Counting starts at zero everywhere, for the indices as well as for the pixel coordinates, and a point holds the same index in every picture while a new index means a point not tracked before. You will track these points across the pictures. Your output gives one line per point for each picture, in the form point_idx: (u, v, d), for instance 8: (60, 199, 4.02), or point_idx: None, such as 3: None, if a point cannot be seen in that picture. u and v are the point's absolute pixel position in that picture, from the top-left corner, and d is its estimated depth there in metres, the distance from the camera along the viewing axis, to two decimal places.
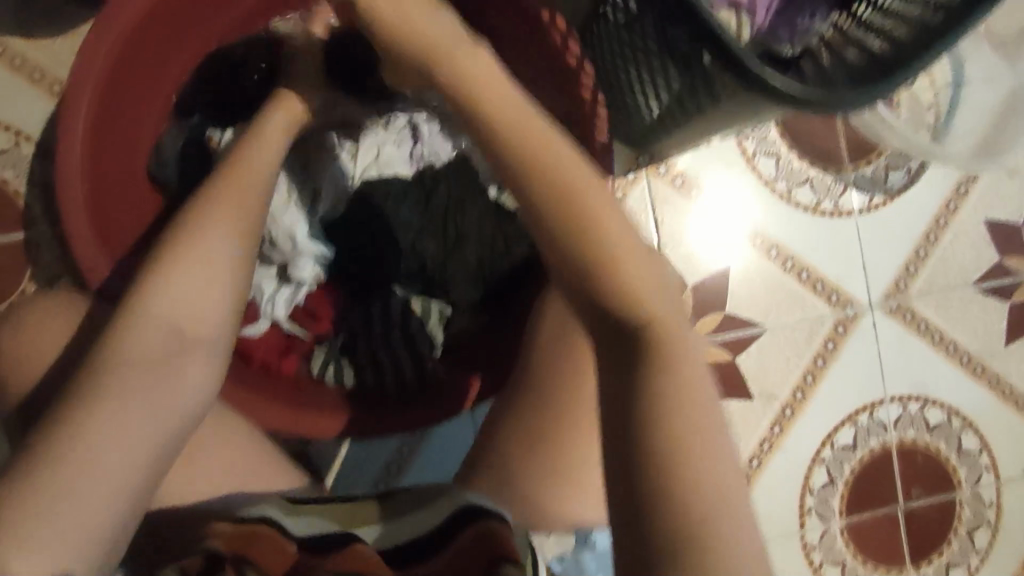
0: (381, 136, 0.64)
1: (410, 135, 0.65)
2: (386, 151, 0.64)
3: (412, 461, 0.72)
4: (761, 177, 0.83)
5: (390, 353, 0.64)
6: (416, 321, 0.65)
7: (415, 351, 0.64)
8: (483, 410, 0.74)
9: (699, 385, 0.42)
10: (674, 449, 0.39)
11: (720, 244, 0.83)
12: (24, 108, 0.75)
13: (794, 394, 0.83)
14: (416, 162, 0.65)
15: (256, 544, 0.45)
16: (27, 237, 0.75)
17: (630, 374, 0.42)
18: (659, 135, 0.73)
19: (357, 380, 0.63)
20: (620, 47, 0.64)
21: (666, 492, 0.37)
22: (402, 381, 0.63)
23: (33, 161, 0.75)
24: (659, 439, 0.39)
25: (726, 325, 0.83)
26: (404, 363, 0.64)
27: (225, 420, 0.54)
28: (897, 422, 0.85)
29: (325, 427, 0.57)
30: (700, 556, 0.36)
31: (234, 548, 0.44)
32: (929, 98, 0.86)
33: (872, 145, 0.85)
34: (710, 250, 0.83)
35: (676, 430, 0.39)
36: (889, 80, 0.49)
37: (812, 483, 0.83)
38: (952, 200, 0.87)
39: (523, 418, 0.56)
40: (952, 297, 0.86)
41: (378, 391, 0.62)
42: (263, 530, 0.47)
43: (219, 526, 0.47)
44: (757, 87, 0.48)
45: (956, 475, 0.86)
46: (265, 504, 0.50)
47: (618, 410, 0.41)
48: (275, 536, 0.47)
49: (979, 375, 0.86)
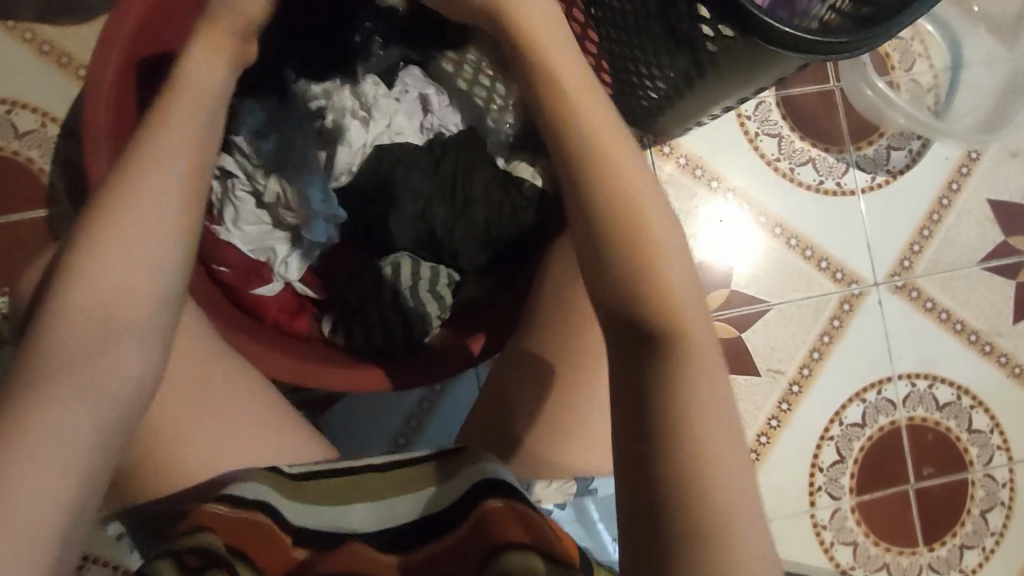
0: (394, 105, 0.67)
1: (421, 108, 0.68)
2: (400, 121, 0.66)
3: (415, 425, 0.78)
4: (764, 157, 0.85)
5: (397, 316, 0.65)
6: (424, 285, 0.65)
7: (419, 315, 0.65)
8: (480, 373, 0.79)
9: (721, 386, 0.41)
10: (703, 450, 0.39)
11: (730, 228, 0.85)
12: (50, 90, 0.78)
13: (801, 371, 0.84)
14: (426, 131, 0.68)
15: (251, 535, 0.46)
16: (50, 214, 0.77)
17: (655, 377, 0.41)
18: (664, 112, 0.74)
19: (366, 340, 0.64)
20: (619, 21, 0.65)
21: (699, 499, 0.38)
22: (408, 339, 0.64)
23: (57, 140, 0.77)
24: (688, 445, 0.39)
25: (733, 303, 0.84)
26: (408, 324, 0.65)
27: (241, 370, 0.56)
28: (905, 400, 0.85)
29: (332, 380, 0.59)
30: (688, 536, 0.38)
31: (230, 539, 0.45)
32: (928, 80, 0.88)
33: (873, 126, 0.87)
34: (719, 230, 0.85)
35: (703, 436, 0.40)
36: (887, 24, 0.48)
37: (821, 460, 0.83)
38: (955, 179, 0.87)
39: (532, 370, 0.58)
40: (958, 276, 0.87)
41: (386, 346, 0.64)
42: (261, 518, 0.47)
43: (212, 506, 0.46)
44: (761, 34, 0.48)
45: (968, 454, 0.85)
46: (263, 487, 0.49)
47: (643, 387, 0.41)
48: (268, 524, 0.47)
49: (987, 354, 0.86)
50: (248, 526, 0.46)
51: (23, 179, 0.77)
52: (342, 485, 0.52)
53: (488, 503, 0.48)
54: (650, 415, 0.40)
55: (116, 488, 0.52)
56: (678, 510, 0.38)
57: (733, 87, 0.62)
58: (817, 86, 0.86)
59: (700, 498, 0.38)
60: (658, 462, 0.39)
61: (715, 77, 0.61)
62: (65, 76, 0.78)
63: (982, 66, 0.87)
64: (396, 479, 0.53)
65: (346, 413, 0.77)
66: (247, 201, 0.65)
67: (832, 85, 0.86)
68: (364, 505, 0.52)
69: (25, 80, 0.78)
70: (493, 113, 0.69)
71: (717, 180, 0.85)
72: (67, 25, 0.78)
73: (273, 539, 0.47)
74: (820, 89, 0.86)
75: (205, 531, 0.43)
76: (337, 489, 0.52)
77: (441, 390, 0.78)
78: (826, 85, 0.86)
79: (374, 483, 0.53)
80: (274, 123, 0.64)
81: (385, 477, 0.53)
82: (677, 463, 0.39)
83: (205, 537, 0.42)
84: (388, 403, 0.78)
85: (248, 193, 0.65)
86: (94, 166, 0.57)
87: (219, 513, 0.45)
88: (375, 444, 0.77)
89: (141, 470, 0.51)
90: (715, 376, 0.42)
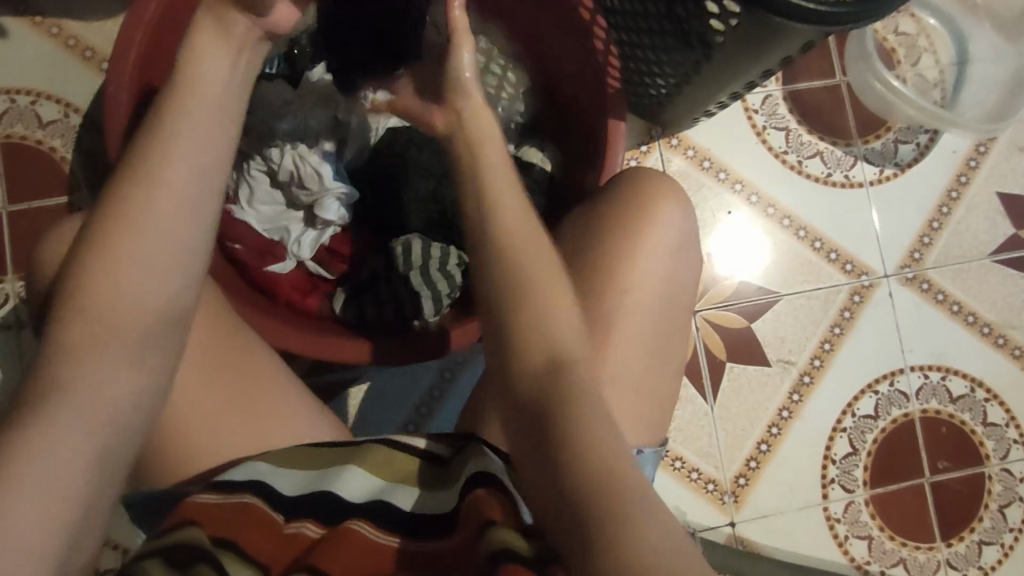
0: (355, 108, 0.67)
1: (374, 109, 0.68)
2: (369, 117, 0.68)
3: (428, 411, 0.78)
4: (772, 150, 0.86)
5: (404, 289, 0.64)
6: (433, 261, 0.65)
7: (427, 290, 0.64)
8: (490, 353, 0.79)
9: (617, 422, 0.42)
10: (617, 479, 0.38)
11: (739, 229, 0.85)
12: (73, 82, 0.80)
13: (812, 362, 0.84)
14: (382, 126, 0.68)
15: (239, 526, 0.46)
16: (70, 201, 0.78)
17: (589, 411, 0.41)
18: (674, 106, 0.75)
19: (376, 316, 0.64)
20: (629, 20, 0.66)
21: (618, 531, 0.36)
22: (416, 314, 0.63)
23: (79, 130, 0.79)
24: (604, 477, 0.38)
25: (742, 294, 0.84)
26: (414, 299, 0.64)
27: (254, 342, 0.56)
28: (918, 392, 0.84)
29: (343, 352, 0.59)
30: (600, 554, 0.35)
31: (217, 530, 0.45)
32: (935, 75, 0.89)
33: (880, 120, 0.87)
34: (727, 233, 0.85)
35: (621, 468, 0.39)
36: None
37: (834, 452, 0.82)
38: (964, 173, 0.88)
39: None
40: (970, 268, 0.86)
41: (395, 322, 0.64)
42: (251, 504, 0.47)
43: (202, 497, 0.47)
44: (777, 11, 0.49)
45: (984, 448, 0.84)
46: (257, 462, 0.50)
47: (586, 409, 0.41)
48: (264, 508, 0.48)
49: (1000, 346, 0.86)
50: (241, 512, 0.47)
51: (46, 167, 0.79)
52: (342, 456, 0.52)
53: (477, 489, 0.46)
54: (572, 449, 0.40)
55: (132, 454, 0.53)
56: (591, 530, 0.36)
57: (740, 78, 0.64)
58: (824, 80, 0.87)
59: (618, 523, 0.36)
60: (566, 488, 0.38)
61: (723, 70, 0.63)
62: (87, 68, 0.80)
63: (988, 61, 0.87)
64: (401, 464, 0.52)
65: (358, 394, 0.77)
66: (262, 182, 0.66)
67: (839, 80, 0.87)
68: (360, 469, 0.51)
69: (49, 71, 0.80)
70: (503, 100, 0.76)
71: (725, 171, 0.85)
72: (90, 18, 0.80)
73: (269, 526, 0.47)
74: (827, 84, 0.87)
75: (188, 526, 0.44)
76: (337, 461, 0.52)
77: (452, 378, 0.79)
78: (834, 79, 0.87)
79: (373, 458, 0.52)
80: (290, 109, 0.66)
81: (388, 455, 0.52)
82: (594, 485, 0.38)
83: (190, 533, 0.43)
84: (399, 390, 0.78)
85: (263, 173, 0.66)
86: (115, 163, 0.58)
87: (207, 506, 0.46)
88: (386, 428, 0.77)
89: (155, 435, 0.51)
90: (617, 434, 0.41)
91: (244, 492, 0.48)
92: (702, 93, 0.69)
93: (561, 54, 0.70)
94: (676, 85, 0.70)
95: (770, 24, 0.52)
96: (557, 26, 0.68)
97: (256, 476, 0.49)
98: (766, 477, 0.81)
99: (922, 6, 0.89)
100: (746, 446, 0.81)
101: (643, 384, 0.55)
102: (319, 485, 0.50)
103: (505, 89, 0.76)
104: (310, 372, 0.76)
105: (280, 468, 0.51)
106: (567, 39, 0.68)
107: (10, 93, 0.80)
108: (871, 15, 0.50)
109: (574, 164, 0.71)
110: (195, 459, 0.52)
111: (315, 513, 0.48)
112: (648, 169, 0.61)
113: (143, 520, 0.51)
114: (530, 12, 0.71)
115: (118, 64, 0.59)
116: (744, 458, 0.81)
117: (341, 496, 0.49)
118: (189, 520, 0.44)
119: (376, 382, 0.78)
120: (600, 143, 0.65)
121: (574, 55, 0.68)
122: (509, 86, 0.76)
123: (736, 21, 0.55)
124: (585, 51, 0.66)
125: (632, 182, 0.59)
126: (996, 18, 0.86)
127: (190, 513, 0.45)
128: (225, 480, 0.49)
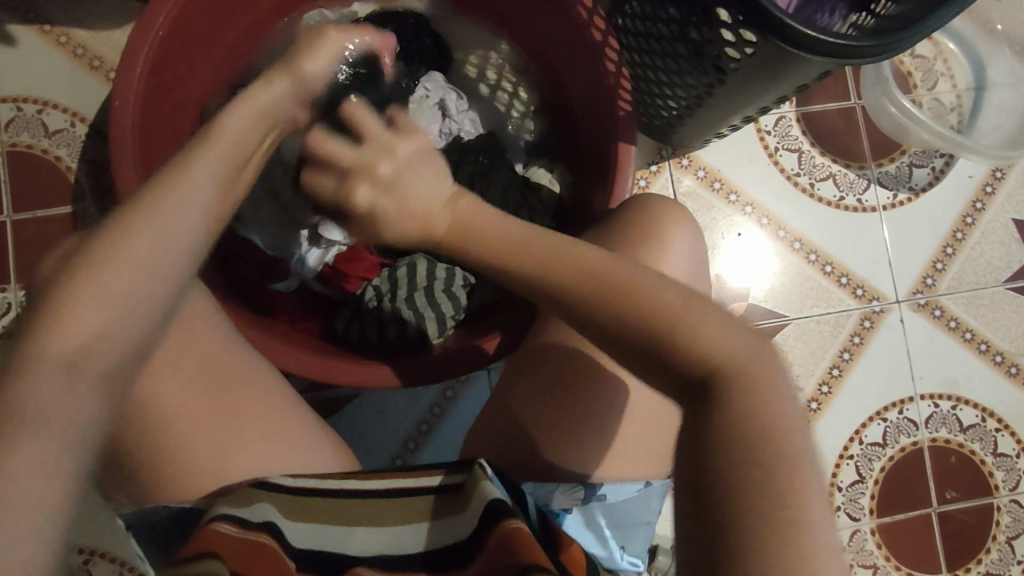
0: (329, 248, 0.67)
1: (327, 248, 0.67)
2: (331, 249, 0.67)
3: (431, 436, 0.77)
4: (784, 171, 0.84)
5: (394, 307, 0.65)
6: (421, 276, 0.66)
7: (414, 309, 0.65)
8: (498, 368, 0.78)
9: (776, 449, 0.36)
10: (757, 465, 0.36)
11: (750, 265, 0.83)
12: (80, 90, 0.79)
13: (820, 388, 0.83)
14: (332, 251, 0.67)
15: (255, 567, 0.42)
16: (74, 211, 0.78)
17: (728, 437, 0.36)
18: (687, 128, 0.74)
19: (360, 333, 0.66)
20: (643, 42, 0.65)
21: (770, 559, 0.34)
22: (403, 332, 0.65)
23: (86, 139, 0.79)
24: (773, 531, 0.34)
25: (750, 317, 0.83)
26: (398, 319, 0.65)
27: (257, 364, 0.56)
28: (928, 421, 0.83)
29: (337, 377, 0.59)
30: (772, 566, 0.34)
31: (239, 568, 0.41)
32: (951, 99, 0.88)
33: (896, 144, 0.86)
34: (742, 266, 0.83)
35: (777, 444, 0.36)
36: (925, 23, 0.49)
37: (840, 480, 0.81)
38: (980, 199, 0.86)
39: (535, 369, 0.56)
40: (984, 296, 0.85)
41: (381, 343, 0.65)
42: (268, 541, 0.45)
43: (217, 524, 0.43)
44: (797, 46, 0.48)
45: (993, 479, 0.83)
46: (265, 504, 0.47)
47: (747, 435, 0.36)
48: (277, 552, 0.45)
49: (1012, 375, 0.84)
50: (253, 549, 0.43)
51: (50, 176, 0.78)
52: (351, 508, 0.50)
53: (508, 522, 0.43)
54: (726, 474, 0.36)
55: (129, 478, 0.52)
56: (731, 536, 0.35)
57: (754, 103, 0.63)
58: (837, 103, 0.86)
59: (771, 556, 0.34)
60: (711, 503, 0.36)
61: (739, 95, 0.61)
62: (95, 77, 0.79)
63: (1007, 86, 0.85)
64: (411, 508, 0.51)
65: (357, 415, 0.77)
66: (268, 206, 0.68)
67: (854, 102, 0.86)
68: (369, 528, 0.49)
69: (56, 80, 0.79)
70: (513, 120, 0.77)
71: (736, 193, 0.84)
72: (98, 27, 0.80)
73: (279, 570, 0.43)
74: (841, 106, 0.86)
75: (211, 557, 0.39)
76: (343, 505, 0.50)
77: (454, 398, 0.78)
78: (848, 101, 0.86)
79: (381, 507, 0.50)
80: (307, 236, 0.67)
81: (395, 502, 0.51)
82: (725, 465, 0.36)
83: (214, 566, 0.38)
84: (400, 409, 0.77)
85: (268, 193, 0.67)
86: (122, 171, 0.57)
87: (225, 536, 0.42)
88: (386, 450, 0.77)
89: (157, 460, 0.51)
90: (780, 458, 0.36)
91: (262, 527, 0.45)
92: (713, 115, 0.68)
93: (575, 74, 0.69)
94: (688, 105, 0.69)
95: (786, 54, 0.51)
96: (569, 46, 0.67)
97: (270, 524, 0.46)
98: None
99: (941, 29, 0.88)
100: None
101: (651, 416, 0.54)
102: (328, 541, 0.48)
103: (515, 107, 0.77)
104: (309, 388, 0.76)
105: (290, 518, 0.48)
106: (579, 57, 0.67)
107: (18, 101, 0.79)
108: (890, 47, 0.49)
109: (582, 191, 0.69)
110: (185, 483, 0.51)
111: (314, 567, 0.46)
112: (661, 198, 0.59)
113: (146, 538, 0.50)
114: (541, 31, 0.70)
115: (127, 70, 0.58)
116: None
117: (350, 555, 0.48)
118: (210, 551, 0.40)
119: (377, 400, 0.77)
120: (610, 165, 0.63)
121: (587, 77, 0.67)
122: (520, 103, 0.76)
123: (753, 49, 0.53)
124: (597, 73, 0.65)
125: (643, 211, 0.58)
126: (1015, 43, 0.84)
127: (209, 544, 0.41)
128: (233, 514, 0.44)
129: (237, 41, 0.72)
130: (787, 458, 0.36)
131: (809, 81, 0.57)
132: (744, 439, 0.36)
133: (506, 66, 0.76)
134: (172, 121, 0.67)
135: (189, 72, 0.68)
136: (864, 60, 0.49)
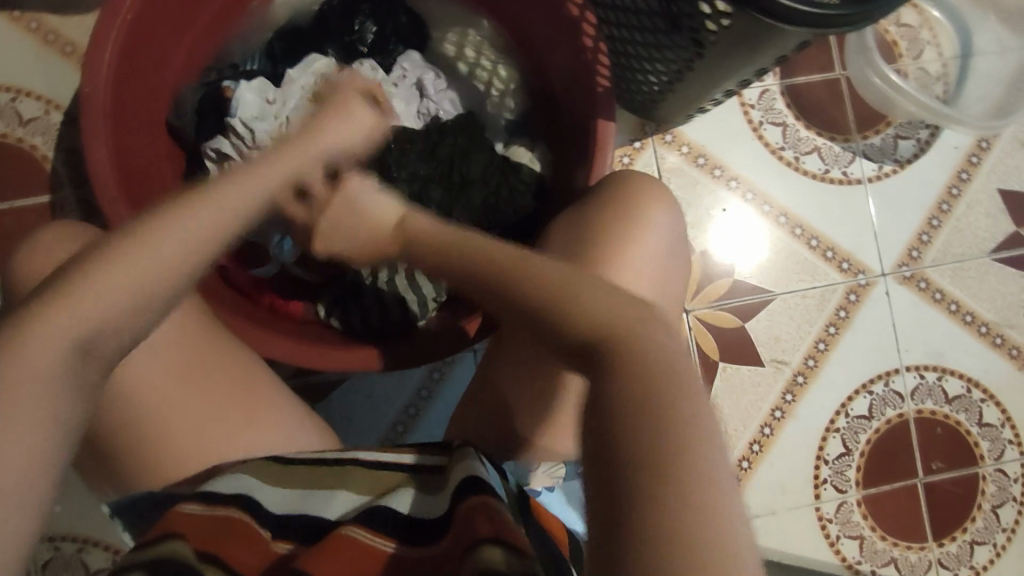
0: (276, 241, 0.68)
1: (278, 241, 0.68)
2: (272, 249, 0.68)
3: (420, 419, 0.77)
4: (769, 145, 0.84)
5: (377, 294, 0.66)
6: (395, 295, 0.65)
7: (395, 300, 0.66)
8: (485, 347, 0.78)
9: (661, 412, 0.35)
10: (644, 434, 0.34)
11: (737, 243, 0.83)
12: (52, 77, 0.78)
13: (806, 362, 0.83)
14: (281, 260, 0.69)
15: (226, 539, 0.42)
16: (53, 200, 0.77)
17: (613, 398, 0.36)
18: (667, 104, 0.73)
19: (344, 321, 0.66)
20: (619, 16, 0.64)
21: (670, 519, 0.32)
22: (384, 315, 0.65)
23: (61, 127, 0.78)
24: (666, 491, 0.32)
25: (735, 292, 0.82)
26: (378, 310, 0.65)
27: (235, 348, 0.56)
28: (914, 392, 0.83)
29: (322, 362, 0.59)
30: (666, 530, 0.32)
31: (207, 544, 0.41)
32: (937, 69, 0.86)
33: (881, 115, 0.85)
34: (727, 242, 0.83)
35: (665, 400, 0.35)
36: None
37: (827, 452, 0.82)
38: (965, 169, 0.86)
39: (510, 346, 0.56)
40: (969, 267, 0.85)
41: (364, 328, 0.66)
42: (237, 513, 0.44)
43: (186, 507, 0.44)
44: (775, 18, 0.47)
45: (978, 449, 0.84)
46: (237, 475, 0.48)
47: (629, 400, 0.35)
48: (249, 522, 0.44)
49: (998, 346, 0.85)
50: (224, 523, 0.43)
51: (27, 165, 0.78)
52: (331, 478, 0.49)
53: (482, 495, 0.42)
54: (625, 443, 0.34)
55: (108, 462, 0.52)
56: (622, 488, 0.33)
57: (734, 76, 0.62)
58: (823, 75, 0.85)
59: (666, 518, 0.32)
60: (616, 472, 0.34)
61: (716, 69, 0.61)
62: (68, 64, 0.78)
63: (994, 54, 0.85)
64: (391, 482, 0.49)
65: (344, 399, 0.77)
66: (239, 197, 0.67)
67: (838, 74, 0.85)
68: (348, 495, 0.48)
69: (27, 67, 0.78)
70: (493, 96, 0.75)
71: (720, 168, 0.83)
72: (69, 12, 0.78)
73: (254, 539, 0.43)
74: (826, 78, 0.85)
75: (173, 538, 0.40)
76: (323, 474, 0.49)
77: (441, 380, 0.78)
78: (832, 73, 0.85)
79: (360, 480, 0.49)
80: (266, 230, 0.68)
81: (376, 475, 0.49)
82: (617, 432, 0.35)
83: (177, 546, 0.39)
84: (387, 392, 0.77)
85: None
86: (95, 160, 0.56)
87: (191, 516, 0.43)
88: (376, 434, 0.77)
89: (136, 443, 0.51)
90: (671, 424, 0.35)
91: (230, 500, 0.45)
92: (692, 90, 0.67)
93: (554, 54, 0.69)
94: (670, 82, 0.68)
95: (763, 24, 0.50)
96: (548, 22, 0.67)
97: (240, 489, 0.46)
98: (758, 478, 0.81)
99: None
100: (739, 445, 0.81)
101: None
102: (307, 506, 0.47)
103: (495, 84, 0.75)
104: (295, 373, 0.76)
105: (266, 485, 0.48)
106: (557, 34, 0.67)
107: None
108: (868, 15, 0.48)
109: (564, 166, 0.69)
110: (171, 465, 0.51)
111: (289, 534, 0.45)
112: (640, 174, 0.59)
113: (130, 522, 0.50)
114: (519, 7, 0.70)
115: (96, 56, 0.57)
116: (736, 457, 0.81)
117: (326, 517, 0.46)
118: (173, 531, 0.41)
119: (364, 384, 0.77)
120: (589, 143, 0.62)
121: (566, 54, 0.67)
122: (499, 80, 0.75)
123: (729, 21, 0.52)
124: (576, 51, 0.65)
125: (625, 187, 0.58)
126: (1003, 10, 0.84)
127: (179, 523, 0.42)
128: (201, 495, 0.45)
129: (210, 23, 0.71)
130: (674, 410, 0.35)
131: (788, 53, 0.56)
132: (630, 401, 0.35)
133: (486, 43, 0.75)
134: (146, 107, 0.66)
135: (161, 55, 0.66)
136: (843, 29, 0.48)
